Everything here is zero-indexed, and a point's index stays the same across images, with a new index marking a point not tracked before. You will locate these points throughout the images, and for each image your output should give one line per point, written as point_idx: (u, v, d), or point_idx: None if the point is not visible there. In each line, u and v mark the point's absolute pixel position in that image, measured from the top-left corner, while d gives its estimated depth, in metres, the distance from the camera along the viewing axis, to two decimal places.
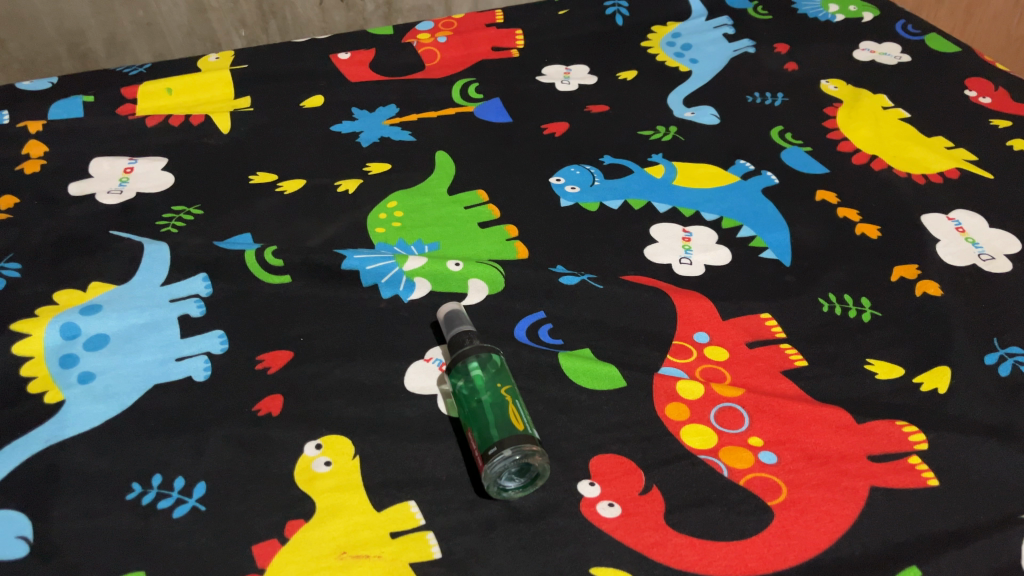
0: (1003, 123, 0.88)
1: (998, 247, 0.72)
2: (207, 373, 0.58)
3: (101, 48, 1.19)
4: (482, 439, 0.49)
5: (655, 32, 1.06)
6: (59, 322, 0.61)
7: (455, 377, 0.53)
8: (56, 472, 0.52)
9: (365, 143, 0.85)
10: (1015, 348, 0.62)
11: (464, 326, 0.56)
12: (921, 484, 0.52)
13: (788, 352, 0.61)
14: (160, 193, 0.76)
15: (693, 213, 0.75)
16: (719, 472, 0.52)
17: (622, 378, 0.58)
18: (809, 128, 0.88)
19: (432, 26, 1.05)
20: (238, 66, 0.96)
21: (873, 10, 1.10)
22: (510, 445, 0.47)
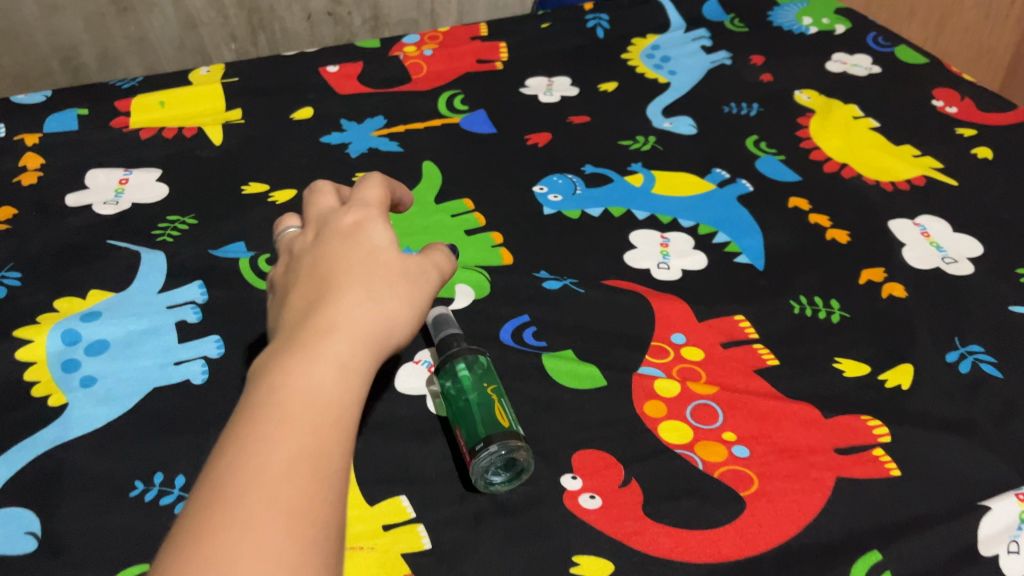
0: (968, 131, 0.92)
1: (961, 251, 0.75)
2: (205, 377, 0.61)
3: (93, 62, 1.22)
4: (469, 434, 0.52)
5: (635, 45, 1.09)
6: (61, 329, 0.64)
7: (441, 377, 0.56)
8: (62, 472, 0.54)
9: (354, 153, 0.87)
10: (975, 346, 0.65)
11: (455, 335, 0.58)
12: (884, 474, 0.55)
13: (760, 352, 0.64)
14: (156, 204, 0.79)
15: (671, 220, 0.79)
16: (694, 465, 0.55)
17: (602, 378, 0.61)
18: (783, 138, 0.91)
19: (418, 39, 1.08)
20: (229, 79, 0.98)
21: (845, 23, 1.14)
22: (496, 441, 0.50)
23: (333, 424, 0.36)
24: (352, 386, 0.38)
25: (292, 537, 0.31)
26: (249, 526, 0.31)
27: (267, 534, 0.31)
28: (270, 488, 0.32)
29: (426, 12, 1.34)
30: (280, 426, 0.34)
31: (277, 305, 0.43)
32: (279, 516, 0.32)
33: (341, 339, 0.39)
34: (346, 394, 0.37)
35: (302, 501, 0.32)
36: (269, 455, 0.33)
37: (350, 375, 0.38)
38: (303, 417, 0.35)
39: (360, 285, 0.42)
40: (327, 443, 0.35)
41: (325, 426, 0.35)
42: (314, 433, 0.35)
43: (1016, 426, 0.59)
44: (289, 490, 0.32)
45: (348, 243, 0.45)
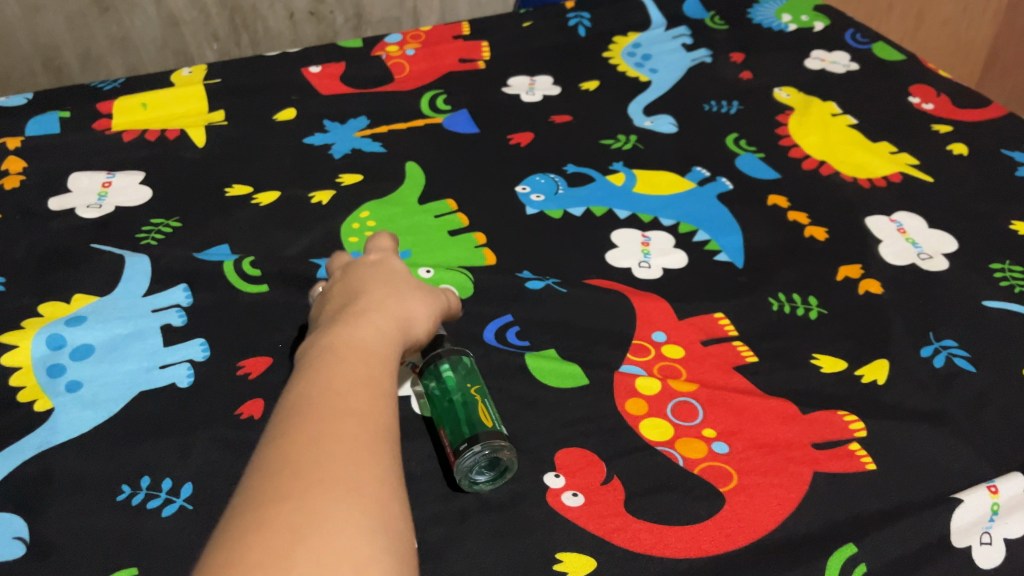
0: (943, 128, 0.93)
1: (936, 246, 0.76)
2: (191, 380, 0.61)
3: (75, 62, 1.21)
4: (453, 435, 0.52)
5: (616, 43, 1.10)
6: (46, 334, 0.64)
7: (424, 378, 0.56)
8: (49, 476, 0.54)
9: (338, 154, 0.88)
10: (949, 341, 0.66)
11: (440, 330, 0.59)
12: (860, 467, 0.56)
13: (739, 349, 0.66)
14: (139, 206, 0.79)
15: (652, 219, 0.80)
16: (675, 461, 0.56)
17: (585, 376, 0.62)
18: (763, 135, 0.92)
19: (400, 38, 1.08)
20: (211, 80, 0.98)
21: (824, 20, 1.15)
22: (481, 441, 0.51)
23: (380, 364, 0.42)
24: (389, 344, 0.45)
25: (361, 433, 0.37)
26: (325, 426, 0.37)
27: (341, 430, 0.37)
28: (339, 402, 0.38)
29: (409, 10, 1.34)
30: (338, 365, 0.41)
31: (316, 317, 0.51)
32: (349, 418, 0.38)
33: (377, 314, 0.47)
34: (385, 348, 0.44)
35: (364, 409, 0.38)
36: (333, 380, 0.40)
37: (386, 337, 0.45)
38: (354, 359, 0.42)
39: (388, 288, 0.50)
40: (378, 375, 0.41)
41: (373, 366, 0.42)
42: (367, 368, 0.41)
43: (987, 418, 0.60)
44: (352, 403, 0.39)
45: (373, 266, 0.54)
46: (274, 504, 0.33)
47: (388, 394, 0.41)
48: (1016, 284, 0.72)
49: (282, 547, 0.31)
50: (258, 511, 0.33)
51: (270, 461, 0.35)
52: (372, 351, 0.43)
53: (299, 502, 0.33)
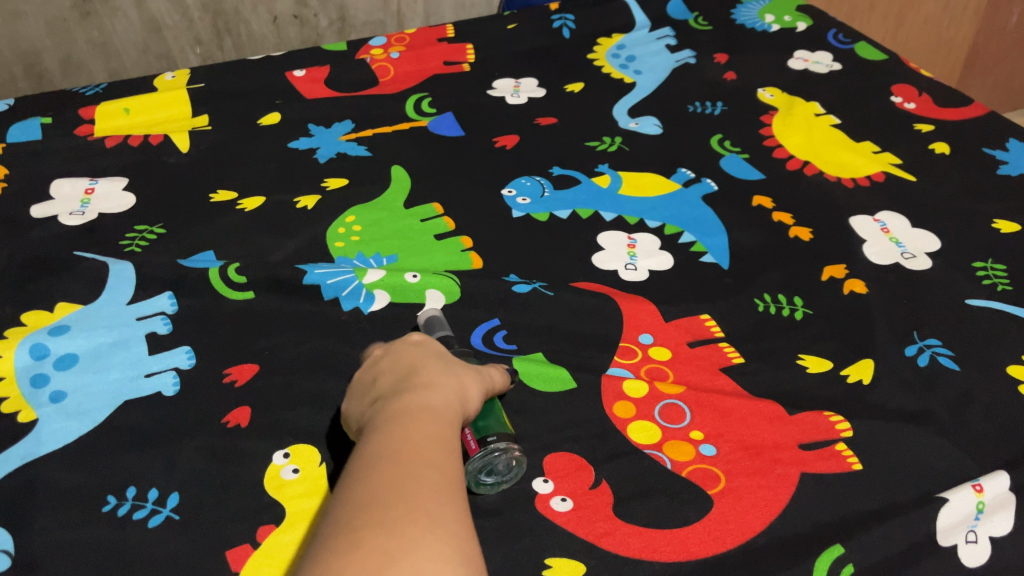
0: (925, 127, 0.94)
1: (919, 245, 0.77)
2: (177, 388, 0.61)
3: (56, 68, 1.21)
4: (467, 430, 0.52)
5: (600, 45, 1.10)
6: (29, 344, 0.63)
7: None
8: (34, 488, 0.54)
9: (322, 158, 0.87)
10: (933, 340, 0.67)
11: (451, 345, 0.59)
12: (846, 468, 0.56)
13: (725, 350, 0.66)
14: (123, 213, 0.79)
15: (638, 221, 0.80)
16: (663, 464, 0.56)
17: (572, 380, 0.62)
18: (747, 136, 0.93)
19: (384, 41, 1.08)
20: (194, 85, 0.98)
21: (806, 20, 1.16)
22: (507, 440, 0.51)
23: (446, 427, 0.44)
24: (451, 410, 0.46)
25: (438, 482, 0.39)
26: (405, 472, 0.39)
27: (420, 475, 0.39)
28: (416, 451, 0.41)
29: (393, 12, 1.34)
30: (408, 425, 0.43)
31: (366, 386, 0.51)
32: (426, 465, 0.40)
33: (438, 383, 0.48)
34: (449, 413, 0.46)
35: (438, 463, 0.41)
36: (406, 435, 0.42)
37: (448, 404, 0.47)
38: (422, 419, 0.44)
39: (441, 361, 0.51)
40: (445, 435, 0.44)
41: (441, 427, 0.44)
42: (436, 431, 0.43)
43: (972, 416, 0.60)
44: (427, 455, 0.41)
45: (421, 342, 0.53)
46: (367, 529, 0.36)
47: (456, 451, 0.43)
48: (999, 283, 0.72)
49: (376, 564, 0.34)
50: (351, 540, 0.35)
51: (357, 499, 0.38)
52: (439, 413, 0.45)
53: (389, 528, 0.36)
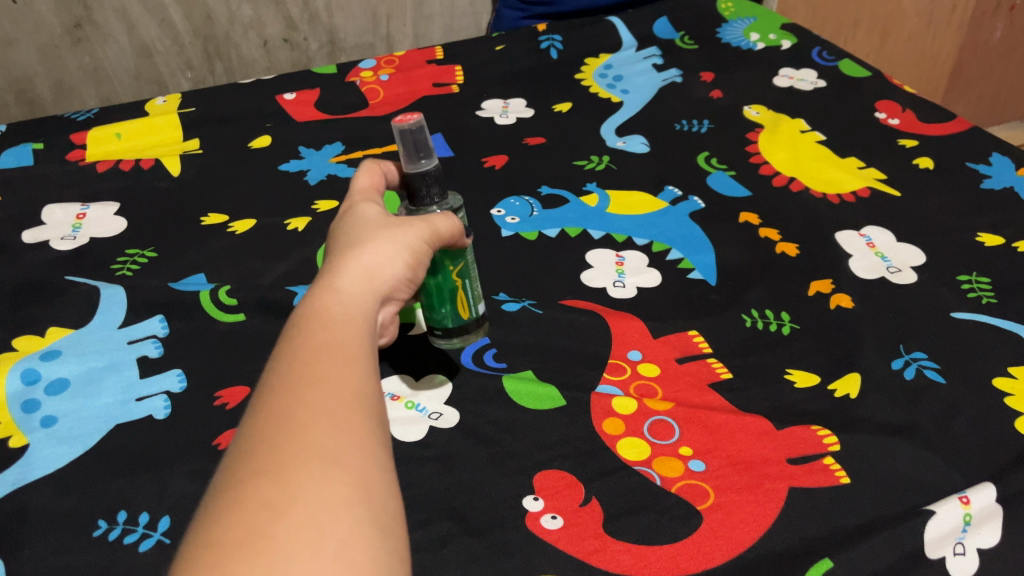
0: (909, 143, 0.95)
1: (904, 260, 0.78)
2: (168, 412, 0.61)
3: (48, 94, 1.21)
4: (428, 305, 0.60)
5: (588, 65, 1.11)
6: (20, 369, 0.64)
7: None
8: (24, 513, 0.54)
9: (313, 180, 0.88)
10: (919, 353, 0.67)
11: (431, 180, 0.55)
12: (834, 482, 0.57)
13: (714, 366, 0.66)
14: (114, 237, 0.79)
15: (626, 238, 0.80)
16: (652, 481, 0.57)
17: (561, 398, 0.63)
18: (733, 153, 0.94)
19: (374, 65, 1.10)
20: (185, 110, 0.99)
21: (791, 38, 1.17)
22: (453, 335, 0.60)
23: (352, 327, 0.41)
24: (362, 301, 0.43)
25: (332, 399, 0.36)
26: (294, 397, 0.36)
27: (310, 399, 0.36)
28: (309, 368, 0.38)
29: (382, 35, 1.35)
30: (305, 336, 0.40)
31: None
32: (320, 385, 0.37)
33: (346, 274, 0.44)
34: (358, 306, 0.43)
35: (335, 377, 0.37)
36: (299, 352, 0.39)
37: (359, 296, 0.43)
38: (320, 323, 0.40)
39: (350, 241, 0.47)
40: (351, 336, 0.40)
41: (345, 329, 0.40)
42: (336, 328, 0.40)
43: (958, 429, 0.61)
44: (319, 369, 0.37)
45: (348, 218, 0.51)
46: (253, 480, 0.32)
47: (363, 354, 0.40)
48: (984, 296, 0.73)
49: (261, 524, 0.30)
50: (236, 497, 0.31)
51: (246, 442, 0.34)
52: (344, 309, 0.42)
53: (273, 477, 0.32)
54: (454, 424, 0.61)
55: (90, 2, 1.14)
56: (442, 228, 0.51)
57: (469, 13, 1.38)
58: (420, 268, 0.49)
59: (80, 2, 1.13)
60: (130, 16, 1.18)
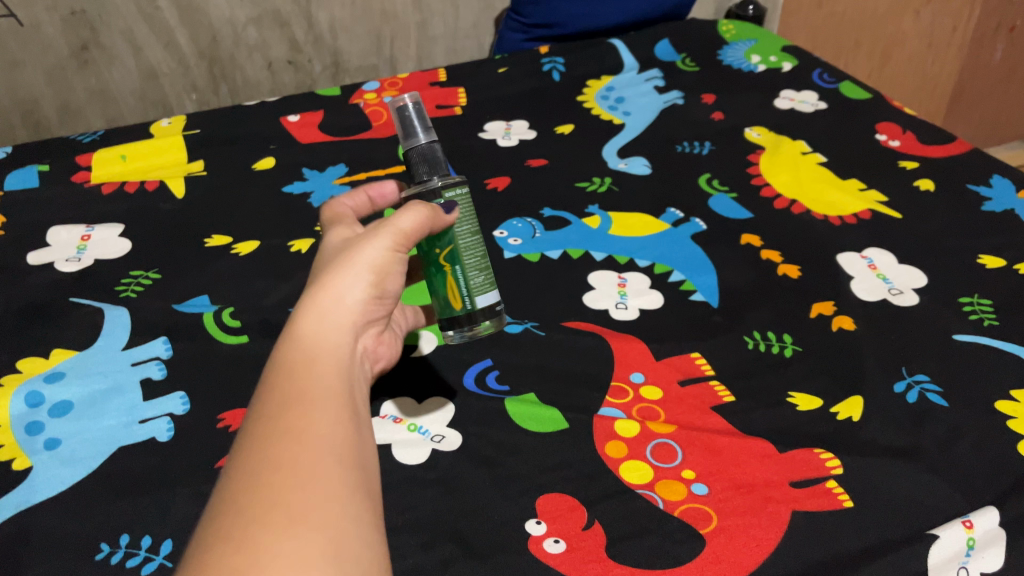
0: (910, 164, 0.95)
1: (906, 282, 0.78)
2: (171, 434, 0.61)
3: (54, 115, 1.22)
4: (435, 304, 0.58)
5: (590, 87, 1.12)
6: (24, 391, 0.64)
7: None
8: (26, 536, 0.54)
9: (317, 202, 0.89)
10: (921, 375, 0.67)
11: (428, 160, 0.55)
12: (837, 505, 0.56)
13: (716, 389, 0.66)
14: (119, 259, 0.79)
15: (628, 260, 0.81)
16: (655, 504, 0.56)
17: (564, 420, 0.63)
18: (735, 175, 0.94)
19: (377, 87, 1.11)
20: (190, 132, 1.00)
21: (792, 60, 1.18)
22: (449, 328, 0.56)
23: (329, 368, 0.41)
24: (328, 342, 0.42)
25: (299, 458, 0.35)
26: (260, 459, 0.35)
27: (277, 460, 0.35)
28: (274, 425, 0.37)
29: (386, 57, 1.36)
30: (270, 392, 0.39)
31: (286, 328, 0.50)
32: (295, 432, 0.37)
33: (310, 316, 0.43)
34: (322, 348, 0.42)
35: (301, 431, 0.37)
36: (276, 399, 0.39)
37: (324, 337, 0.42)
38: (284, 376, 0.40)
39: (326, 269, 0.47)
40: (327, 378, 0.40)
41: (309, 378, 0.40)
42: (311, 370, 0.40)
43: (961, 452, 0.61)
44: (286, 424, 0.37)
45: (329, 243, 0.51)
46: (224, 543, 0.32)
47: (331, 399, 0.39)
48: (986, 318, 0.73)
49: None
50: (207, 562, 0.31)
51: (219, 498, 0.34)
52: (306, 355, 0.41)
53: (245, 539, 0.32)
54: (456, 446, 0.60)
55: (96, 25, 1.15)
56: (410, 227, 0.48)
57: (472, 35, 1.39)
58: (392, 279, 0.48)
59: (87, 25, 1.15)
60: (136, 38, 1.19)
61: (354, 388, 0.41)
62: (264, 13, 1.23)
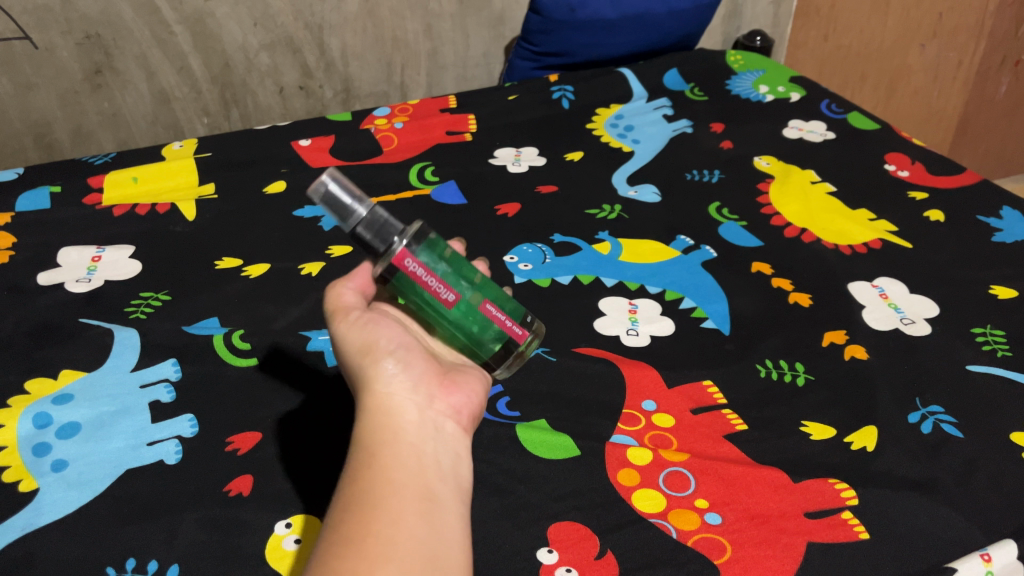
0: (919, 195, 0.95)
1: (918, 311, 0.78)
2: (179, 457, 0.61)
3: (66, 138, 1.23)
4: (513, 308, 0.55)
5: (599, 115, 1.13)
6: (32, 412, 0.63)
7: (447, 250, 0.53)
8: (32, 558, 0.53)
9: (327, 226, 0.89)
10: (936, 407, 0.67)
11: (386, 218, 0.51)
12: (853, 537, 0.56)
13: (728, 417, 0.66)
14: (129, 280, 0.79)
15: (638, 287, 0.81)
16: (668, 534, 0.56)
17: (575, 447, 0.62)
18: (745, 204, 0.94)
19: (388, 112, 1.12)
20: (201, 155, 1.00)
21: (800, 91, 1.19)
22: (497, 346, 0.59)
23: (390, 464, 0.42)
24: (382, 433, 0.44)
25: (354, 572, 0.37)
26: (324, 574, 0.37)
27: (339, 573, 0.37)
28: (336, 540, 0.39)
29: (396, 84, 1.37)
30: (339, 499, 0.41)
31: None
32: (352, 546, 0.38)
33: (366, 414, 0.46)
34: (380, 439, 0.44)
35: (360, 540, 0.38)
36: (341, 508, 0.41)
37: (379, 429, 0.44)
38: (348, 479, 0.42)
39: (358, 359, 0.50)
40: (386, 477, 0.42)
41: (369, 477, 0.42)
42: (373, 472, 0.42)
43: (976, 485, 0.60)
44: (345, 536, 0.39)
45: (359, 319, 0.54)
46: None
47: (389, 501, 0.40)
48: (998, 348, 0.73)
49: None
50: None
51: None
52: (364, 452, 0.43)
53: None
54: None
55: (111, 49, 1.16)
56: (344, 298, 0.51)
57: (482, 63, 1.40)
58: (387, 337, 0.49)
59: (101, 49, 1.16)
60: (150, 63, 1.20)
61: (419, 472, 0.42)
62: (278, 39, 1.25)
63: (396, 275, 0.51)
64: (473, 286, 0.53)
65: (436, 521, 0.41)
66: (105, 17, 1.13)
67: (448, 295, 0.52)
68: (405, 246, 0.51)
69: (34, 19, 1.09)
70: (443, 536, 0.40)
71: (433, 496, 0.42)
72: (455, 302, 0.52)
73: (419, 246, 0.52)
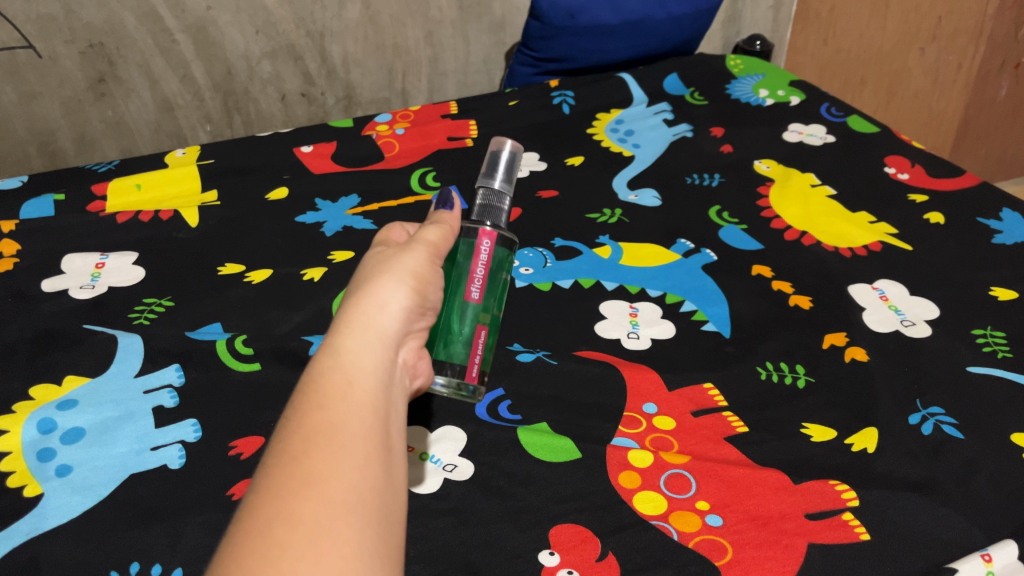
0: (919, 198, 0.95)
1: (918, 313, 0.78)
2: (182, 461, 0.61)
3: (70, 146, 1.23)
4: (488, 360, 0.58)
5: (599, 119, 1.13)
6: (36, 418, 0.64)
7: (504, 275, 0.59)
8: (36, 562, 0.53)
9: (329, 232, 0.89)
10: (936, 408, 0.67)
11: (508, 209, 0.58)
12: (854, 538, 0.56)
13: (729, 419, 0.66)
14: (132, 286, 0.80)
15: (639, 290, 0.81)
16: (670, 536, 0.56)
17: (576, 450, 0.62)
18: (745, 207, 0.95)
19: (390, 118, 1.12)
20: (204, 161, 1.01)
21: (800, 95, 1.20)
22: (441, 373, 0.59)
23: (368, 399, 0.39)
24: (367, 362, 0.41)
25: (318, 512, 0.33)
26: (277, 508, 0.33)
27: (296, 513, 0.33)
28: (301, 464, 0.35)
29: (397, 90, 1.38)
30: (306, 415, 0.37)
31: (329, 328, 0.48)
32: (320, 478, 0.34)
33: (353, 332, 0.42)
34: (360, 368, 0.40)
35: (329, 475, 0.34)
36: (306, 429, 0.36)
37: (362, 356, 0.41)
38: (318, 400, 0.38)
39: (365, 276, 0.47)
40: (364, 411, 0.38)
41: (344, 405, 0.38)
42: (350, 402, 0.38)
43: (977, 486, 0.60)
44: (306, 468, 0.35)
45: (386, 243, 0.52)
46: None
47: (364, 442, 0.37)
48: (999, 350, 0.73)
49: None
50: None
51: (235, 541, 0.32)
52: (346, 374, 0.39)
53: None
54: (468, 476, 0.60)
55: (114, 58, 1.17)
56: (437, 237, 0.53)
57: (483, 69, 1.41)
58: (433, 291, 0.49)
59: (105, 57, 1.16)
60: (152, 71, 1.21)
61: (388, 418, 0.39)
62: (279, 47, 1.25)
63: (465, 241, 0.57)
64: (490, 311, 0.57)
65: (396, 478, 0.37)
66: (107, 26, 1.14)
67: (475, 292, 0.56)
68: (495, 233, 0.58)
69: (37, 28, 1.10)
70: (398, 497, 0.37)
71: (396, 450, 0.39)
72: (473, 300, 0.56)
73: (502, 244, 0.58)
